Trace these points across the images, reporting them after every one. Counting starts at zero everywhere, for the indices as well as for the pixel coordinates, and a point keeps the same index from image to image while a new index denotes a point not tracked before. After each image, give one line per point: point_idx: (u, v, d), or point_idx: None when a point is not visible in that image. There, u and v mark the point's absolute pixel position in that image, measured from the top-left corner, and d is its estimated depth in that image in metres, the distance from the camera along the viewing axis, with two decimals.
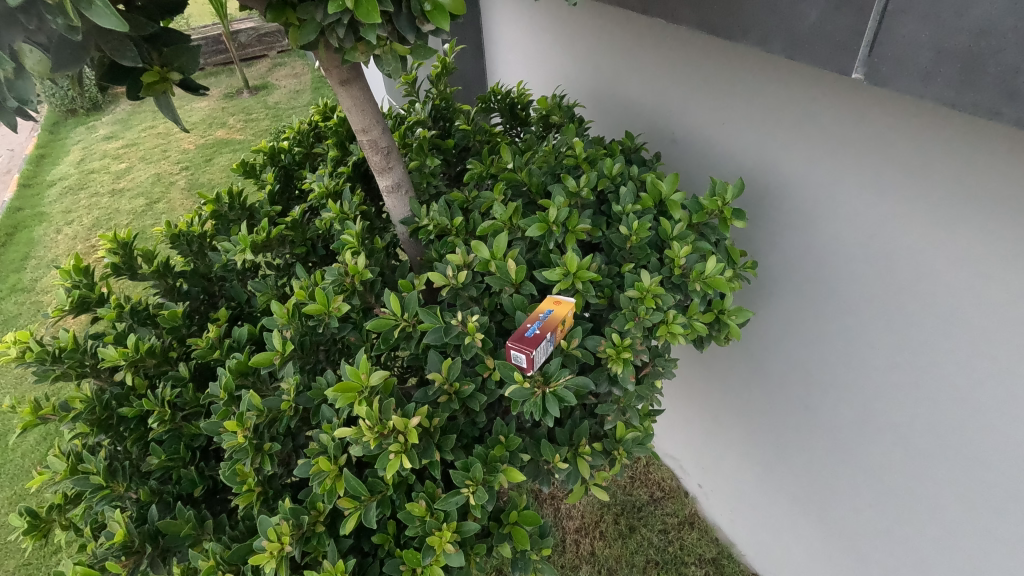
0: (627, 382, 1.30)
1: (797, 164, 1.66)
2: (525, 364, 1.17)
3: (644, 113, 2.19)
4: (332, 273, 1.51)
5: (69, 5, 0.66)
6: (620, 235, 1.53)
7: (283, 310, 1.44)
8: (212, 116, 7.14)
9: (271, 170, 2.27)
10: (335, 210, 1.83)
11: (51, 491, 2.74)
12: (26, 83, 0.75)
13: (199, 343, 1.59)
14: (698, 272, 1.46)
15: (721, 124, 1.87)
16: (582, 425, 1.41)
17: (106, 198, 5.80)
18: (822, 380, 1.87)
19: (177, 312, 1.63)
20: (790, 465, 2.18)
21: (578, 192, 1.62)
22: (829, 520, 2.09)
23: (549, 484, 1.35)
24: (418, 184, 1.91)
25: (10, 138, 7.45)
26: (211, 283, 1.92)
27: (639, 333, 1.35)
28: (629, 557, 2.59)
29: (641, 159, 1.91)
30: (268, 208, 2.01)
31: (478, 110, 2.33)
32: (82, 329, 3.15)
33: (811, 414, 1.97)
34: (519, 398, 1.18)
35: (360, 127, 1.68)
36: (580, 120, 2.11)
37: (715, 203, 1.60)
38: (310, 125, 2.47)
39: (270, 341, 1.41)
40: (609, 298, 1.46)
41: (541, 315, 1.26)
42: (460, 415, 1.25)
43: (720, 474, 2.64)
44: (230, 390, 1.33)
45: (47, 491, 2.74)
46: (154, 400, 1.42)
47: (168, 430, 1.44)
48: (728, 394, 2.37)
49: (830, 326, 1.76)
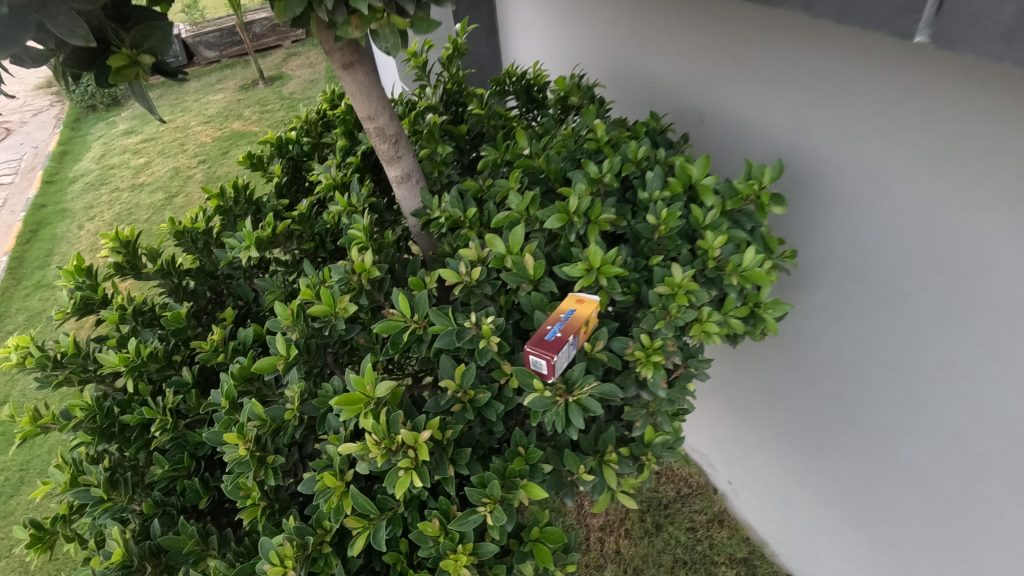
0: (658, 387, 1.19)
1: (841, 142, 1.50)
2: (546, 371, 1.07)
3: (670, 91, 2.04)
4: (338, 271, 1.42)
5: None
6: (647, 225, 1.40)
7: (286, 311, 1.37)
8: (228, 109, 7.11)
9: (279, 162, 2.19)
10: (342, 202, 1.73)
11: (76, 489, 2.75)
12: None
13: (203, 345, 1.52)
14: (734, 264, 1.33)
15: (755, 101, 1.72)
16: (608, 432, 1.30)
17: (126, 193, 5.83)
18: (865, 376, 1.73)
19: (181, 313, 1.55)
20: (828, 463, 2.03)
21: (601, 178, 1.49)
22: (872, 522, 1.95)
23: (574, 496, 1.25)
24: (429, 173, 1.80)
25: (34, 135, 7.55)
26: (219, 281, 1.85)
27: (670, 334, 1.23)
28: (656, 557, 2.50)
29: (667, 142, 1.78)
30: (274, 202, 1.93)
31: (492, 93, 2.21)
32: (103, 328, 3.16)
33: (852, 411, 1.83)
34: (539, 408, 1.07)
35: (365, 114, 1.58)
36: (600, 100, 1.97)
37: (751, 187, 1.46)
38: (318, 113, 2.37)
39: (273, 345, 1.33)
40: (636, 295, 1.35)
41: (563, 315, 1.15)
42: (476, 425, 1.16)
43: (752, 471, 2.50)
44: (232, 397, 1.26)
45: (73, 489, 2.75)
46: (155, 408, 1.36)
47: (172, 439, 1.37)
48: (760, 388, 2.22)
49: (875, 319, 1.61)
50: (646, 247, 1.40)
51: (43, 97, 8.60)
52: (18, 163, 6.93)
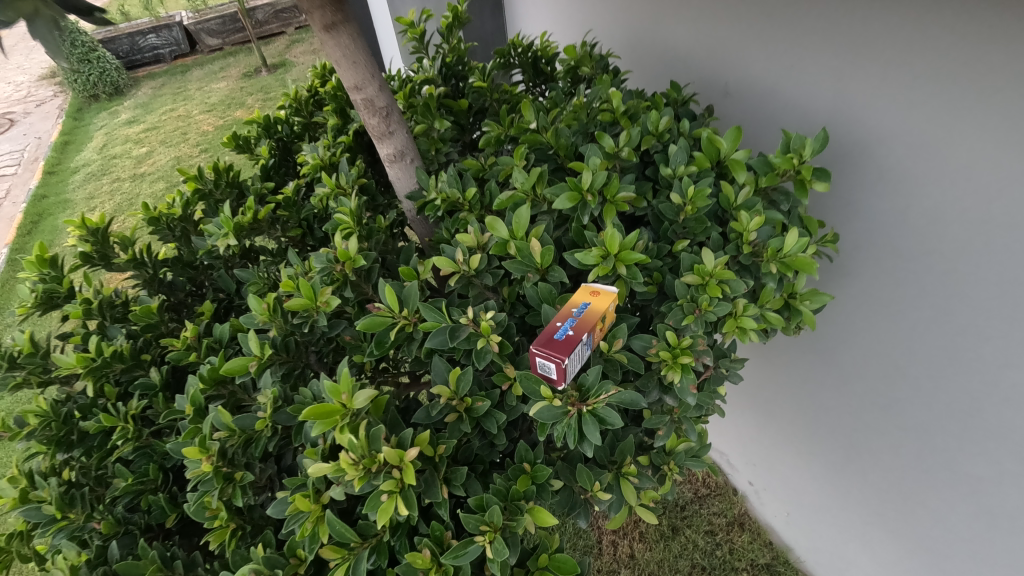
0: (686, 394, 1.02)
1: (890, 109, 1.30)
2: (554, 376, 0.91)
3: (691, 60, 1.85)
4: (321, 260, 1.25)
5: None
6: (671, 205, 1.22)
7: (262, 305, 1.21)
8: (230, 97, 6.95)
9: (267, 143, 2.03)
10: (329, 184, 1.56)
11: None
12: None
13: (175, 343, 1.37)
14: (774, 249, 1.15)
15: (787, 67, 1.51)
16: (627, 442, 1.14)
17: (127, 182, 5.72)
18: (910, 375, 1.52)
19: (151, 307, 1.41)
20: (862, 468, 1.82)
21: (618, 152, 1.31)
22: (914, 533, 1.73)
23: (588, 517, 1.09)
24: (425, 152, 1.63)
25: (36, 126, 7.44)
26: (198, 272, 1.70)
27: (700, 331, 1.06)
28: (673, 562, 2.29)
29: (690, 114, 1.59)
30: (259, 185, 1.77)
31: (496, 66, 2.03)
32: None
33: (892, 413, 1.62)
34: (548, 420, 0.91)
35: (352, 83, 1.40)
36: (614, 70, 1.78)
37: (790, 161, 1.27)
38: (309, 91, 2.20)
39: (246, 345, 1.18)
40: (659, 285, 1.18)
41: (574, 309, 0.98)
42: (474, 437, 1.00)
43: (774, 473, 2.29)
44: (198, 404, 1.11)
45: None
46: (115, 415, 1.21)
47: (137, 449, 1.23)
48: (786, 385, 2.00)
49: (924, 312, 1.40)
50: (670, 231, 1.22)
51: (47, 87, 8.48)
52: (20, 153, 6.82)
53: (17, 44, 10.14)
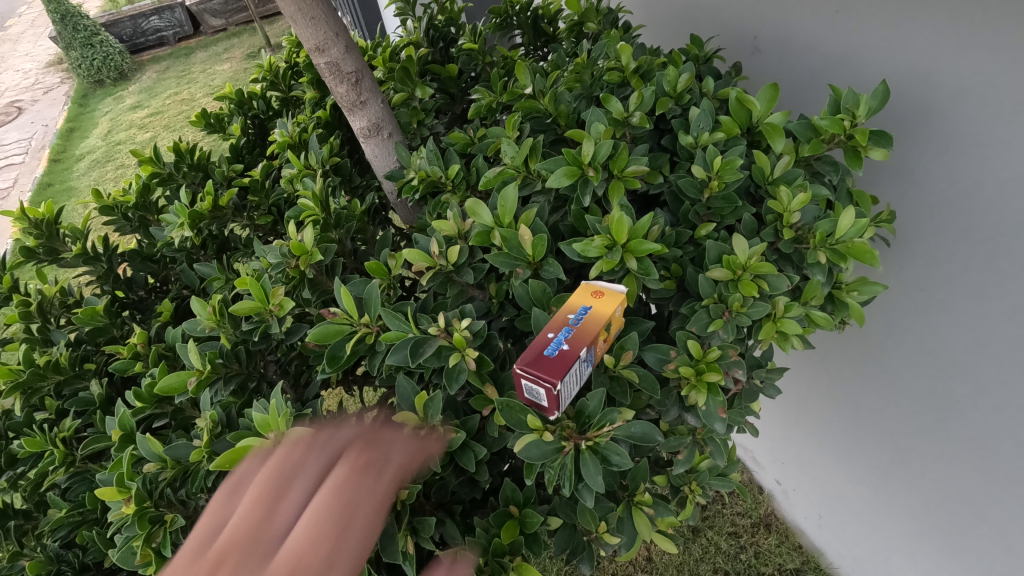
0: (715, 420, 0.83)
1: (964, 53, 1.05)
2: (545, 402, 0.71)
3: (715, 9, 1.59)
4: (275, 255, 1.06)
5: None
6: (692, 180, 1.00)
7: (208, 309, 1.04)
8: (233, 79, 6.75)
9: (239, 121, 1.83)
10: (296, 164, 1.37)
11: None
12: None
13: (121, 351, 1.20)
14: (823, 233, 0.93)
15: (835, 9, 1.26)
16: (641, 465, 0.94)
17: (131, 168, 5.58)
18: (977, 374, 1.26)
19: (96, 309, 1.24)
20: (914, 474, 1.54)
21: (627, 117, 1.09)
22: (970, 550, 1.47)
23: (593, 562, 0.91)
24: (406, 125, 1.42)
25: (41, 113, 7.34)
26: (161, 266, 1.53)
27: (729, 339, 0.85)
28: (693, 566, 2.02)
29: (714, 72, 1.35)
30: (225, 167, 1.58)
31: (492, 28, 1.79)
32: None
33: (952, 417, 1.35)
34: (536, 460, 0.72)
35: (313, 44, 1.20)
36: (625, 25, 1.54)
37: (840, 123, 1.04)
38: (287, 61, 1.99)
39: (186, 358, 1.00)
40: (679, 279, 0.97)
41: (571, 314, 0.78)
42: (449, 474, 0.82)
43: (806, 472, 1.99)
44: (128, 428, 0.94)
45: None
46: (43, 438, 1.05)
47: (72, 475, 1.05)
48: (826, 374, 1.71)
49: (1000, 302, 1.15)
50: (691, 213, 1.00)
51: (53, 73, 8.36)
52: (28, 141, 6.73)
53: (25, 31, 10.03)
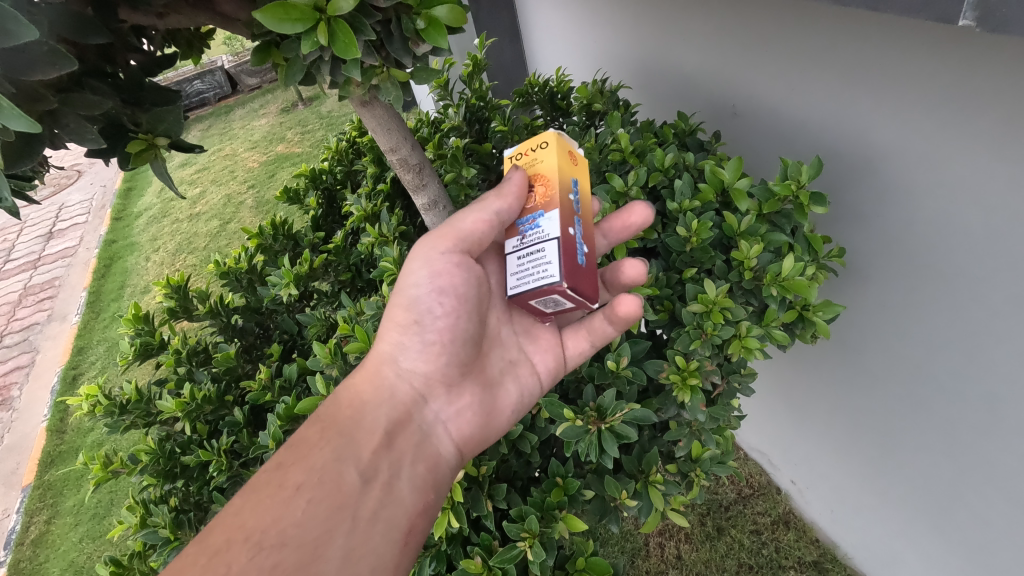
0: (698, 411, 1.19)
1: (879, 131, 1.37)
2: (552, 275, 0.95)
3: (695, 87, 1.95)
4: (372, 306, 1.48)
5: (415, 76, 0.84)
6: (677, 238, 1.36)
7: (325, 349, 1.43)
8: (270, 131, 7.24)
9: (314, 194, 2.25)
10: (374, 234, 1.76)
11: (132, 537, 3.06)
12: (295, 71, 0.80)
13: (252, 386, 1.59)
14: (773, 274, 1.29)
15: (785, 93, 1.59)
16: (652, 451, 1.26)
17: (185, 222, 5.99)
18: (932, 376, 1.53)
19: (230, 354, 1.64)
20: (899, 462, 1.79)
21: (627, 191, 1.45)
22: (954, 528, 1.70)
23: (618, 521, 1.22)
24: (456, 198, 1.81)
25: (101, 175, 8.02)
26: (264, 317, 1.93)
27: (707, 354, 1.22)
28: (719, 562, 2.28)
29: (697, 143, 1.71)
30: (311, 235, 1.99)
31: (516, 105, 2.17)
32: (155, 372, 3.25)
33: (919, 412, 1.62)
34: (572, 437, 1.11)
35: (388, 147, 1.55)
36: (625, 104, 1.91)
37: (789, 187, 1.35)
38: (348, 141, 2.41)
39: (316, 386, 1.38)
40: (671, 312, 1.35)
41: (570, 190, 1.06)
42: (512, 456, 1.29)
43: (812, 469, 2.25)
44: (279, 438, 1.33)
45: (130, 536, 3.05)
46: (211, 450, 1.43)
47: (230, 477, 1.43)
48: (816, 382, 1.99)
49: (937, 316, 1.43)
50: (678, 261, 1.37)
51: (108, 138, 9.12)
52: (90, 203, 7.36)
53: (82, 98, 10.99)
